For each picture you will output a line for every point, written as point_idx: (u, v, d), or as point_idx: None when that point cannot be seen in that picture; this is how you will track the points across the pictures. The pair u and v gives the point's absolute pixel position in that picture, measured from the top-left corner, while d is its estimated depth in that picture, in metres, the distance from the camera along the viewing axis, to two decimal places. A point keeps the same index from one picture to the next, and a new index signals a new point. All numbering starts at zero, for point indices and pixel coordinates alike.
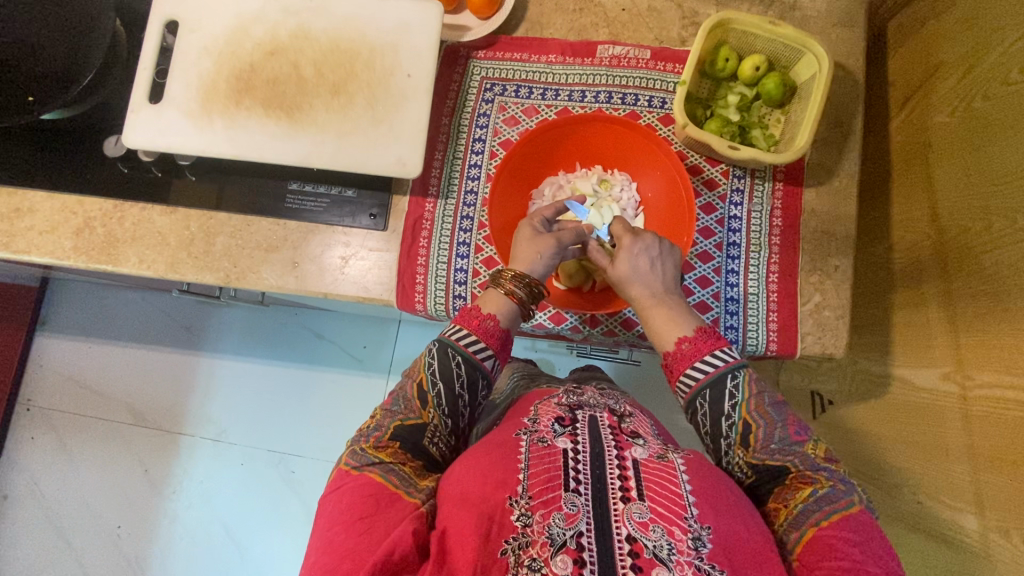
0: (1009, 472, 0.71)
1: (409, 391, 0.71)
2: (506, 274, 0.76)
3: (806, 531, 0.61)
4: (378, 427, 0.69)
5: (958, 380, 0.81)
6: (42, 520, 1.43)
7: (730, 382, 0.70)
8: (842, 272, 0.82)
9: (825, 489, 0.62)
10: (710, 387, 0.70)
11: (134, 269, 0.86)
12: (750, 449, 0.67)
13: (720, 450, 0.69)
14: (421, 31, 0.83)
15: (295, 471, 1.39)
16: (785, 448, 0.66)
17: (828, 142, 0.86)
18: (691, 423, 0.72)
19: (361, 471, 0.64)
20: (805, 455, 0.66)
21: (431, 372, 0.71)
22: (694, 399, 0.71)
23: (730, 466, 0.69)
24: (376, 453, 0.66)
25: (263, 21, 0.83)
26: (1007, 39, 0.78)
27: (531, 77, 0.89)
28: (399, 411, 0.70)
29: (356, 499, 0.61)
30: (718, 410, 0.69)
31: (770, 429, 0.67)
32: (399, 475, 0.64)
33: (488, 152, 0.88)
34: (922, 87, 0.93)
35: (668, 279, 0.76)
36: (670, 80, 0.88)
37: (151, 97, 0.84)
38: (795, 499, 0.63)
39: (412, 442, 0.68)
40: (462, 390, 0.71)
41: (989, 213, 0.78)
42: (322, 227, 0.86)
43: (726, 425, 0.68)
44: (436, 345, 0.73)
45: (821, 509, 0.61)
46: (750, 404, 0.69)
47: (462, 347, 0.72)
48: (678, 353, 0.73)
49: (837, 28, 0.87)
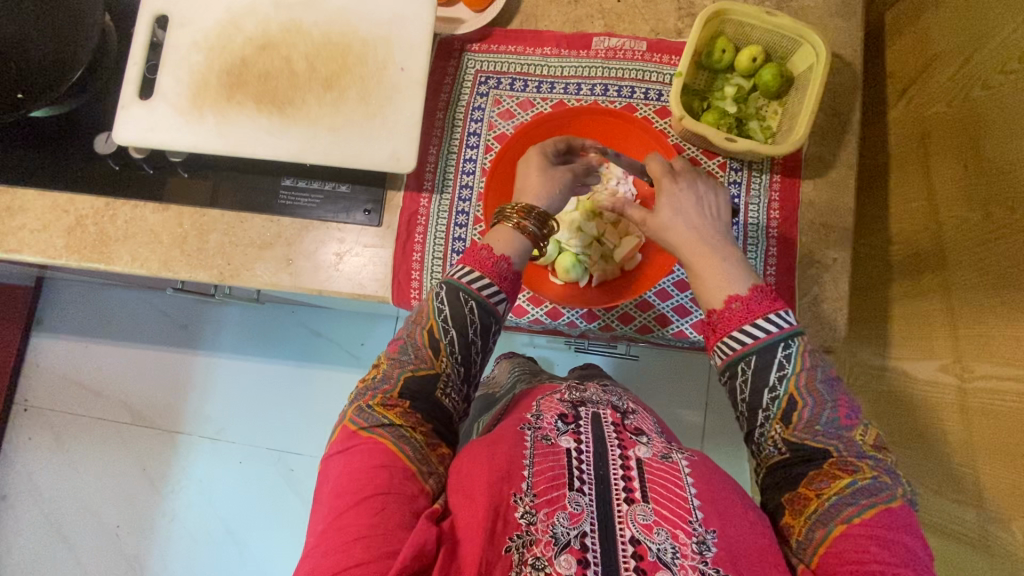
0: (1009, 463, 0.71)
1: (419, 341, 0.69)
2: (513, 208, 0.75)
3: (834, 528, 0.55)
4: (386, 378, 0.67)
5: (958, 372, 0.81)
6: (41, 520, 1.42)
7: (781, 351, 0.64)
8: (840, 264, 0.82)
9: (867, 481, 0.56)
10: (756, 354, 0.64)
11: (127, 268, 0.85)
12: (789, 427, 0.62)
13: (755, 421, 0.64)
14: (414, 24, 0.82)
15: (294, 469, 1.38)
16: (832, 432, 0.60)
17: (825, 133, 0.85)
18: (725, 389, 0.67)
19: (370, 433, 0.62)
20: (852, 442, 0.60)
21: (442, 318, 0.69)
22: (737, 362, 0.65)
23: (763, 438, 0.64)
24: (385, 411, 0.64)
25: (254, 16, 0.82)
26: (1006, 28, 0.78)
27: (526, 70, 0.89)
28: (408, 361, 0.68)
29: (367, 470, 0.59)
30: (762, 381, 0.63)
31: (817, 409, 0.61)
32: (410, 444, 0.61)
33: (484, 146, 0.88)
34: (921, 77, 0.92)
35: (717, 231, 0.72)
36: (666, 72, 0.87)
37: (142, 93, 0.83)
38: (829, 488, 0.57)
39: (422, 396, 0.66)
40: (475, 336, 0.70)
41: (988, 204, 0.77)
42: (316, 223, 0.85)
43: (768, 397, 0.63)
44: (444, 289, 0.71)
45: (856, 504, 0.55)
46: (800, 379, 0.62)
47: (473, 292, 0.70)
48: (725, 312, 0.67)
49: (834, 18, 0.86)
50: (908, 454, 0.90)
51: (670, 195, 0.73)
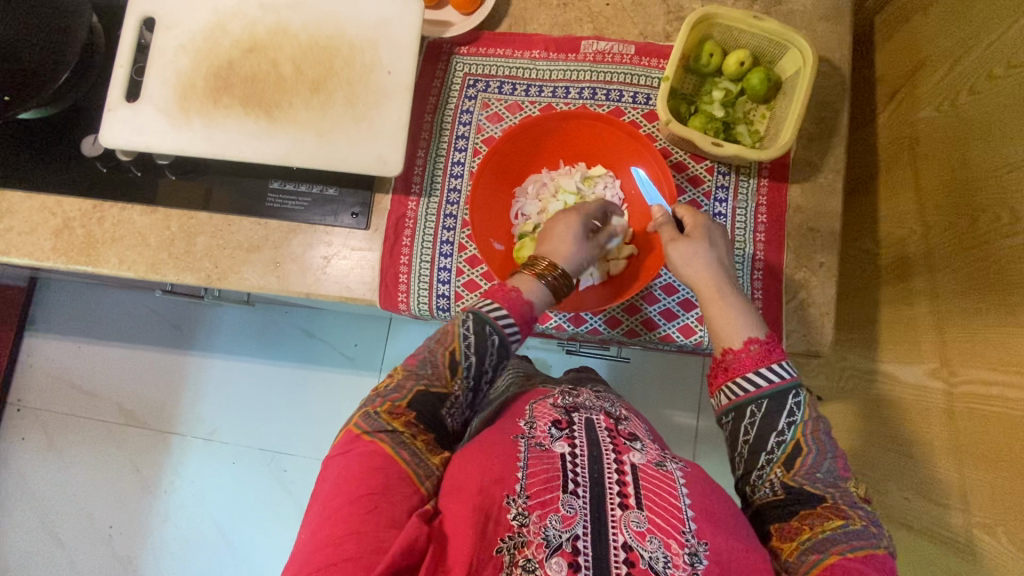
0: (995, 469, 0.71)
1: (438, 357, 0.69)
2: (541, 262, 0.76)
3: (828, 556, 0.56)
4: (397, 388, 0.67)
5: (945, 377, 0.81)
6: (34, 520, 1.43)
7: (792, 398, 0.66)
8: (827, 269, 0.82)
9: (858, 526, 0.58)
10: (768, 399, 0.66)
11: (114, 270, 0.85)
12: (790, 472, 0.64)
13: (755, 463, 0.65)
14: (401, 27, 0.82)
15: (286, 469, 1.39)
16: (830, 480, 0.62)
17: (813, 138, 0.85)
18: (727, 428, 0.68)
19: (372, 438, 0.61)
20: (846, 492, 0.62)
21: (466, 344, 0.69)
22: (747, 403, 0.66)
23: (759, 480, 0.65)
24: (391, 419, 0.64)
25: (241, 18, 0.82)
26: (993, 32, 0.77)
27: (514, 73, 0.89)
28: (424, 375, 0.68)
29: (364, 470, 0.58)
30: (769, 425, 0.65)
31: (819, 458, 0.64)
32: (410, 450, 0.62)
33: (472, 150, 0.88)
34: (909, 81, 0.92)
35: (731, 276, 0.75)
36: (654, 76, 0.87)
37: (129, 95, 0.83)
38: (822, 525, 0.58)
39: (428, 412, 0.67)
40: (489, 368, 0.71)
41: (975, 209, 0.77)
42: (303, 226, 0.85)
43: (774, 440, 0.64)
44: (471, 315, 0.71)
45: (848, 542, 0.56)
46: (806, 428, 0.65)
47: (498, 325, 0.71)
48: (742, 353, 0.69)
49: (823, 22, 0.86)
50: (896, 458, 0.90)
51: (700, 229, 0.76)
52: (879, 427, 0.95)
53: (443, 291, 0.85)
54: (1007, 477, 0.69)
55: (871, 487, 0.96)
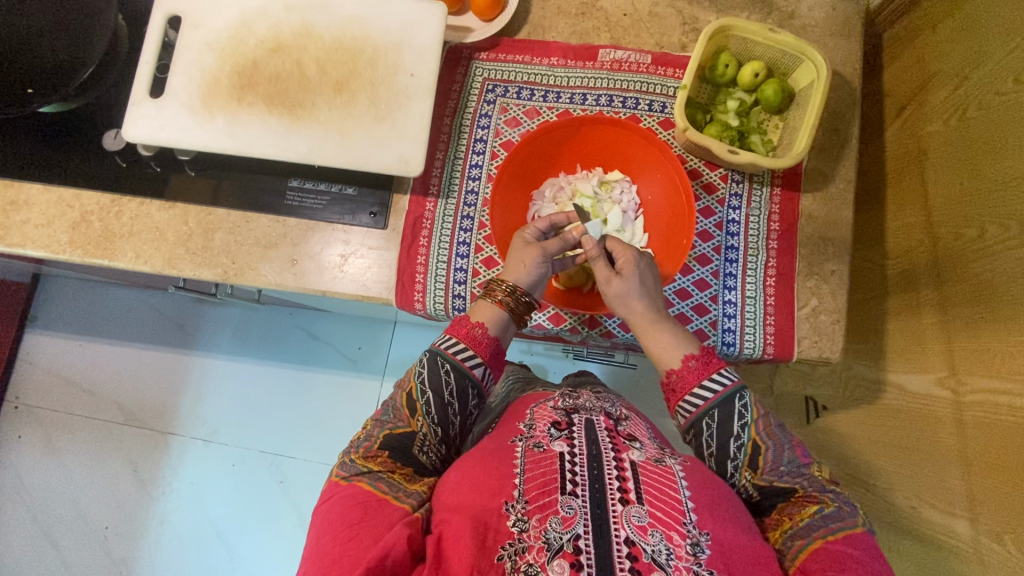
0: (1005, 476, 0.72)
1: (399, 402, 0.72)
2: (500, 285, 0.76)
3: (813, 541, 0.59)
4: (368, 436, 0.69)
5: (952, 386, 0.82)
6: (28, 520, 1.40)
7: (738, 402, 0.68)
8: (838, 277, 0.83)
9: (832, 508, 0.62)
10: (718, 407, 0.68)
11: (130, 264, 0.85)
12: (758, 471, 0.66)
13: (726, 472, 0.67)
14: (424, 31, 0.84)
15: (288, 472, 1.37)
16: (794, 471, 0.65)
17: (824, 149, 0.87)
18: (691, 445, 0.71)
19: (349, 482, 0.64)
20: (812, 477, 0.65)
21: (420, 381, 0.71)
22: (700, 419, 0.69)
23: (735, 487, 0.67)
24: (364, 462, 0.66)
25: (267, 18, 0.84)
26: (1001, 49, 0.80)
27: (532, 80, 0.90)
28: (388, 420, 0.71)
29: (347, 507, 0.60)
30: (726, 430, 0.67)
31: (778, 450, 0.66)
32: (387, 483, 0.63)
33: (489, 153, 0.89)
34: (917, 96, 0.95)
35: (660, 295, 0.77)
36: (670, 85, 0.89)
37: (153, 92, 0.84)
38: (800, 514, 0.62)
39: (401, 450, 0.67)
40: (451, 399, 0.70)
41: (984, 220, 0.79)
42: (321, 224, 0.86)
43: (734, 446, 0.67)
44: (426, 355, 0.73)
45: (827, 525, 0.60)
46: (758, 426, 0.67)
47: (451, 356, 0.72)
48: (684, 371, 0.72)
49: (834, 37, 0.89)
50: (903, 467, 0.91)
51: (630, 266, 0.76)
52: (886, 437, 0.96)
53: (460, 292, 0.86)
54: (1016, 484, 0.70)
55: (877, 497, 0.96)
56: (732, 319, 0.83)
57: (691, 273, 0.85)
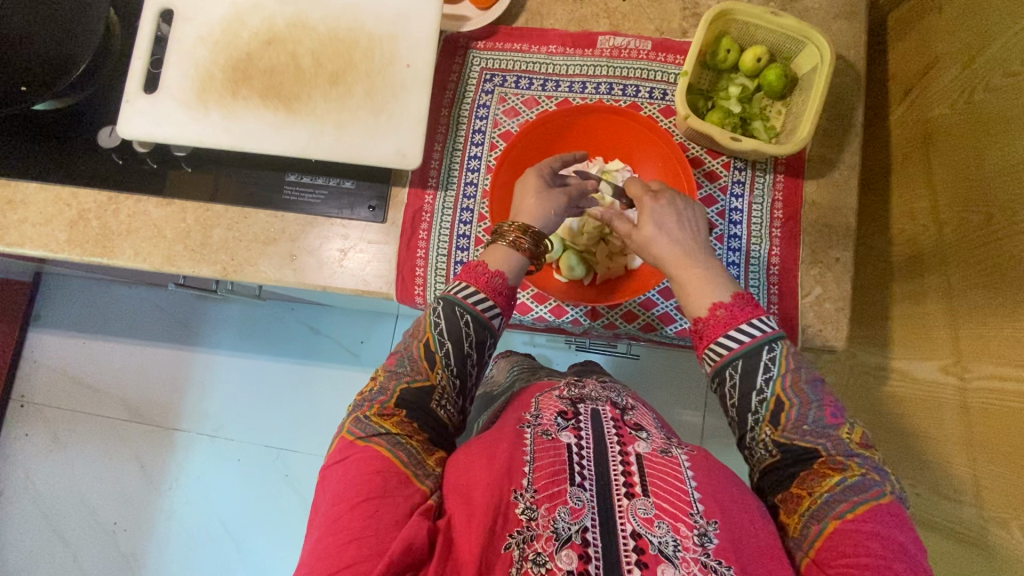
0: (1013, 464, 0.71)
1: (416, 352, 0.70)
2: (510, 228, 0.75)
3: (828, 523, 0.57)
4: (383, 390, 0.68)
5: (958, 372, 0.81)
6: (36, 517, 1.41)
7: (766, 355, 0.66)
8: (843, 264, 0.82)
9: (856, 478, 0.59)
10: (742, 358, 0.66)
11: (129, 262, 0.85)
12: (779, 428, 0.64)
13: (745, 425, 0.66)
14: (420, 20, 0.82)
15: (293, 466, 1.38)
16: (818, 431, 0.62)
17: (828, 134, 0.86)
18: (714, 396, 0.69)
19: (367, 442, 0.62)
20: (838, 439, 0.62)
21: (439, 332, 0.70)
22: (723, 369, 0.67)
23: (754, 443, 0.66)
24: (380, 421, 0.64)
25: (259, 11, 0.82)
26: (1007, 30, 0.78)
27: (531, 68, 0.89)
28: (403, 372, 0.69)
29: (364, 476, 0.59)
30: (749, 383, 0.65)
31: (804, 408, 0.64)
32: (407, 452, 0.62)
33: (488, 144, 0.88)
34: (923, 78, 0.93)
35: (693, 239, 0.74)
36: (671, 72, 0.87)
37: (147, 87, 0.83)
38: (820, 487, 0.60)
39: (418, 407, 0.67)
40: (471, 350, 0.70)
41: (991, 205, 0.78)
42: (320, 219, 0.85)
43: (756, 400, 0.65)
44: (442, 304, 0.72)
45: (848, 500, 0.57)
46: (785, 381, 0.65)
47: (470, 306, 0.71)
48: (711, 320, 0.69)
49: (838, 19, 0.87)
50: (907, 454, 0.91)
51: (649, 213, 0.74)
52: (891, 423, 0.95)
53: None
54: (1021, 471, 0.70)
55: None
56: None
57: None
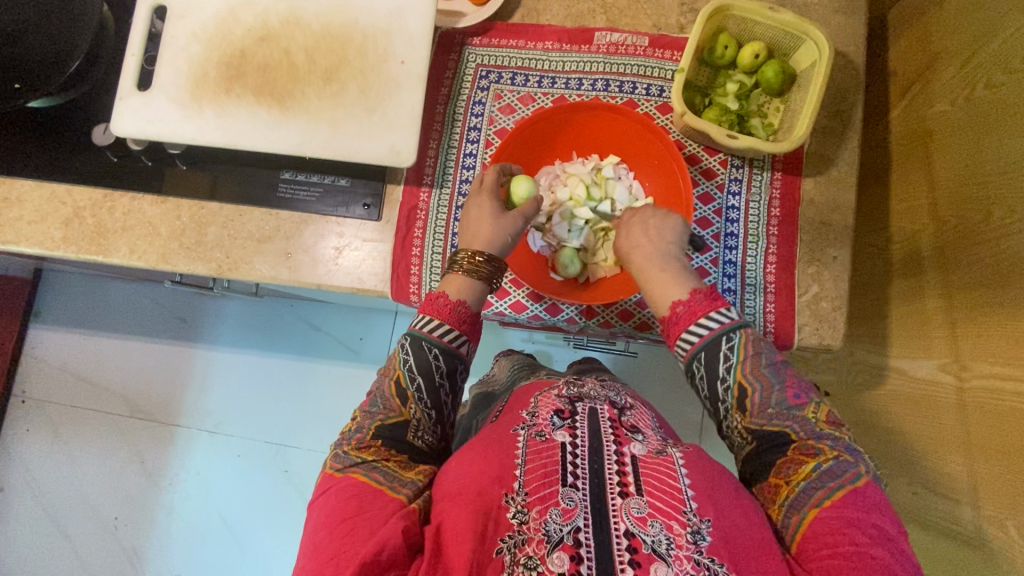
0: (1010, 464, 0.71)
1: (387, 391, 0.69)
2: (461, 255, 0.75)
3: (808, 512, 0.58)
4: (359, 428, 0.68)
5: (956, 371, 0.81)
6: (38, 512, 1.42)
7: (725, 344, 0.65)
8: (840, 263, 0.82)
9: (829, 463, 0.59)
10: (704, 350, 0.65)
11: (125, 260, 0.85)
12: (747, 414, 0.64)
13: (719, 414, 0.66)
14: (414, 16, 0.81)
15: (292, 463, 1.38)
16: (784, 413, 0.62)
17: (827, 131, 0.85)
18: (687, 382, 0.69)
19: (344, 474, 0.63)
20: (805, 420, 0.62)
21: (408, 369, 0.69)
22: (692, 362, 0.66)
23: (730, 429, 0.66)
24: (358, 454, 0.65)
25: (253, 7, 0.82)
26: (1010, 26, 0.77)
27: (527, 64, 0.88)
28: (378, 411, 0.69)
29: (341, 501, 0.60)
30: (713, 373, 0.65)
31: (766, 393, 0.63)
32: (382, 473, 0.63)
33: (484, 141, 0.87)
34: (923, 75, 0.92)
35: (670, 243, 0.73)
36: (668, 68, 0.86)
37: (141, 84, 0.82)
38: (796, 476, 0.60)
39: (394, 439, 0.66)
40: (443, 380, 0.69)
41: (990, 203, 0.77)
42: (315, 217, 0.85)
43: (721, 389, 0.64)
44: (408, 340, 0.70)
45: (824, 488, 0.58)
46: (745, 367, 0.64)
47: (436, 339, 0.70)
48: (674, 318, 0.68)
49: (837, 15, 0.86)
50: (903, 452, 0.91)
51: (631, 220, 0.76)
52: (888, 422, 0.95)
53: None
54: (1018, 471, 0.69)
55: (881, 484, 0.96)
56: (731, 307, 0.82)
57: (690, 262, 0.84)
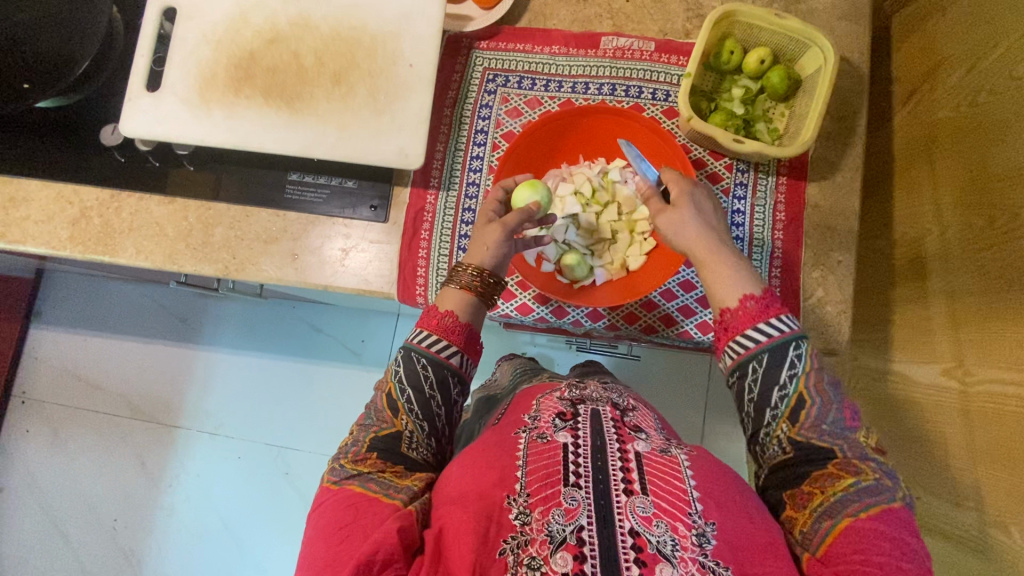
0: (1013, 468, 0.71)
1: (380, 404, 0.71)
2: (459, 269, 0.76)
3: (842, 519, 0.57)
4: (355, 441, 0.68)
5: (960, 376, 0.81)
6: (36, 513, 1.42)
7: (792, 351, 0.64)
8: (845, 267, 0.82)
9: (870, 481, 0.58)
10: (768, 352, 0.65)
11: (131, 260, 0.85)
12: (797, 426, 0.63)
13: (761, 421, 0.65)
14: (422, 20, 0.82)
15: (293, 465, 1.38)
16: (836, 432, 0.62)
17: (832, 137, 0.85)
18: (733, 387, 0.68)
19: (340, 487, 0.62)
20: (853, 442, 0.61)
21: (398, 380, 0.70)
22: (748, 360, 0.65)
23: (766, 439, 0.65)
24: (354, 466, 0.65)
25: (263, 9, 0.82)
26: (1013, 34, 0.78)
27: (534, 68, 0.89)
28: (372, 424, 0.70)
29: (338, 511, 0.60)
30: (773, 378, 0.64)
31: (825, 408, 0.63)
32: (378, 482, 0.62)
33: (491, 144, 0.88)
34: (927, 81, 0.93)
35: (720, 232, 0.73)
36: (674, 73, 0.87)
37: (150, 85, 0.82)
38: (833, 486, 0.59)
39: (390, 451, 0.66)
40: (433, 391, 0.70)
41: (993, 209, 0.78)
42: (321, 218, 0.85)
43: (777, 395, 0.64)
44: (401, 353, 0.72)
45: (860, 501, 0.57)
46: (809, 379, 0.64)
47: (425, 350, 0.71)
48: (739, 311, 0.67)
49: (842, 21, 0.87)
50: (907, 456, 0.91)
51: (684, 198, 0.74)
52: (892, 426, 0.95)
53: None
54: (1022, 475, 0.69)
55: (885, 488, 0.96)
56: None
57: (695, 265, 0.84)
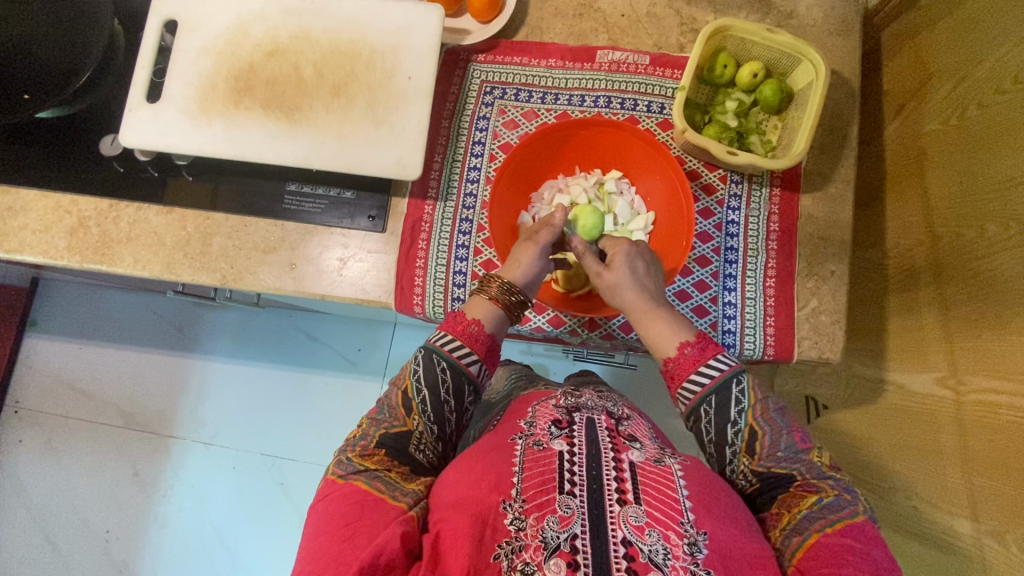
0: (1006, 477, 0.72)
1: (394, 400, 0.71)
2: (492, 281, 0.76)
3: (810, 535, 0.59)
4: (364, 435, 0.69)
5: (953, 385, 0.82)
6: (28, 524, 1.40)
7: (736, 387, 0.67)
8: (838, 277, 0.83)
9: (831, 498, 0.61)
10: (715, 394, 0.67)
11: (129, 269, 0.85)
12: (755, 457, 0.66)
13: (724, 459, 0.67)
14: (421, 34, 0.83)
15: (288, 475, 1.37)
16: (791, 456, 0.65)
17: (824, 149, 0.87)
18: (692, 432, 0.70)
19: (346, 481, 0.63)
20: (810, 463, 0.65)
21: (416, 379, 0.70)
22: (698, 406, 0.68)
23: (734, 474, 0.67)
24: (362, 460, 0.66)
25: (263, 22, 0.83)
26: (1001, 49, 0.79)
27: (531, 81, 0.90)
28: (384, 419, 0.70)
29: (343, 506, 0.60)
30: (723, 417, 0.67)
31: (776, 435, 0.66)
32: (384, 482, 0.63)
33: (488, 156, 0.89)
34: (917, 95, 0.94)
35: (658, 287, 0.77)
36: (668, 86, 0.88)
37: (151, 97, 0.83)
38: (799, 505, 0.62)
39: (398, 449, 0.67)
40: (448, 397, 0.70)
41: (984, 220, 0.79)
42: (320, 228, 0.85)
43: (731, 433, 0.66)
44: (422, 352, 0.72)
45: (826, 517, 0.60)
46: (756, 411, 0.67)
47: (447, 354, 0.71)
48: (680, 358, 0.71)
49: (833, 36, 0.88)
50: (902, 465, 0.91)
51: (621, 257, 0.76)
52: (887, 434, 0.96)
53: (459, 294, 0.86)
54: (1016, 484, 0.70)
55: (880, 497, 0.96)
56: (731, 320, 0.83)
57: (690, 275, 0.85)
